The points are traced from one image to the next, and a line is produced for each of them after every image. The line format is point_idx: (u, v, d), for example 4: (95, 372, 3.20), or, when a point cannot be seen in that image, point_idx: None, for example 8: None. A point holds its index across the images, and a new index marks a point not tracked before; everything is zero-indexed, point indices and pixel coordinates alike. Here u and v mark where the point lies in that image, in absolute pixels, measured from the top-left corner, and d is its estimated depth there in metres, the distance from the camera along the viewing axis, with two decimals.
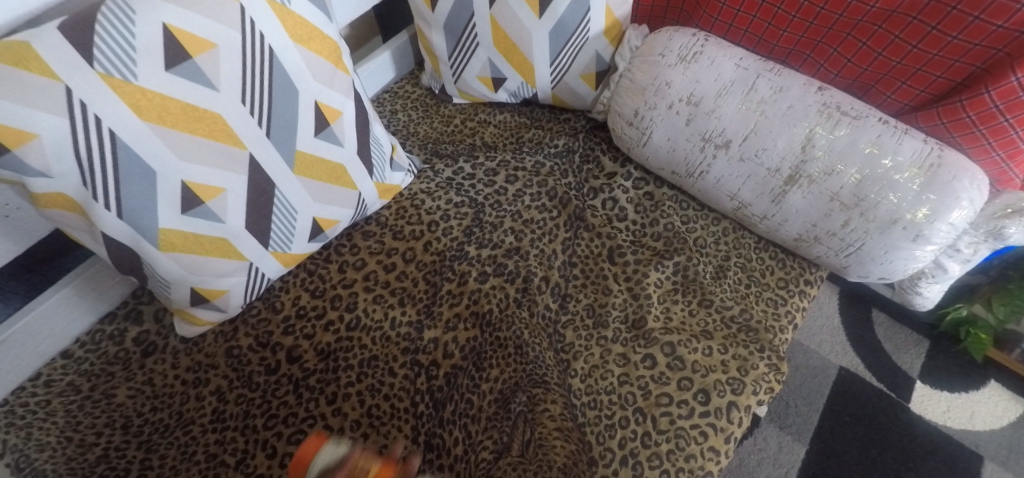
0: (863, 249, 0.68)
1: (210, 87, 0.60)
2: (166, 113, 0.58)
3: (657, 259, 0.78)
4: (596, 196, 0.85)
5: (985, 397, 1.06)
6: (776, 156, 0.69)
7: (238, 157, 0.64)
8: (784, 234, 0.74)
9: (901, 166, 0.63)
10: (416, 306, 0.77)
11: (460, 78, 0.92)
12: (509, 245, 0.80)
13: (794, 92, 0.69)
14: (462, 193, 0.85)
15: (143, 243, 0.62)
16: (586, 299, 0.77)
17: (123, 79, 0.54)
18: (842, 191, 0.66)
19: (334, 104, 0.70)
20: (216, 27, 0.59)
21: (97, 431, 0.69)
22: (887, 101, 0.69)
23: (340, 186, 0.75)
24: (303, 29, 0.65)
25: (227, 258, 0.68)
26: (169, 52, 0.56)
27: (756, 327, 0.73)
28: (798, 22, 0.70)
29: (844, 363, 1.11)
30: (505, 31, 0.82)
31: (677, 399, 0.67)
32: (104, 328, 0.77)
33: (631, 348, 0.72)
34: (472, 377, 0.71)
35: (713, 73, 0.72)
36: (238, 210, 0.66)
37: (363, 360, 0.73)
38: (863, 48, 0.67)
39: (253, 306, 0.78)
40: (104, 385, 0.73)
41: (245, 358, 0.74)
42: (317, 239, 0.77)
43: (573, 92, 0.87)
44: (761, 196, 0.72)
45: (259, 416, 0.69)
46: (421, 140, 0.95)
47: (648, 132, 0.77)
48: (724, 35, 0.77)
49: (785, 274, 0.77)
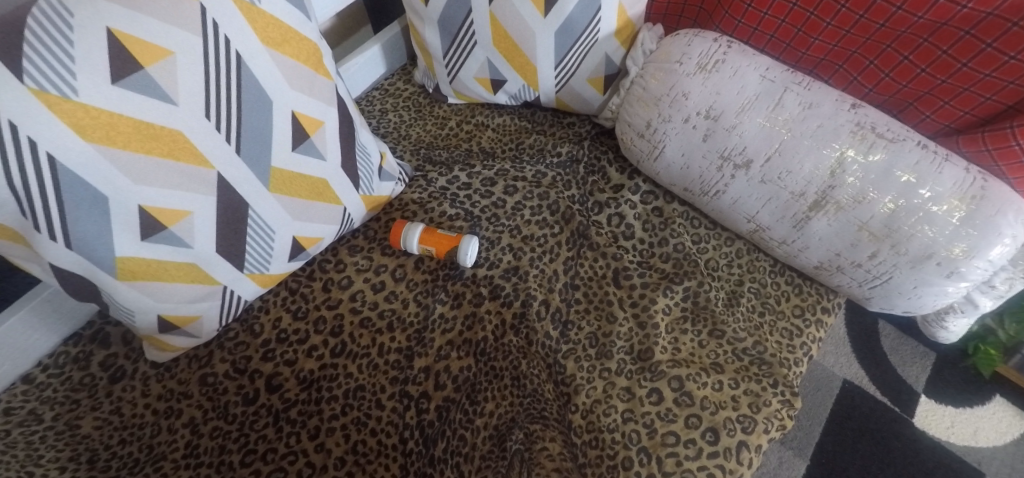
0: (890, 282, 0.62)
1: (167, 100, 0.53)
2: (116, 132, 0.51)
3: (666, 283, 0.73)
4: (601, 210, 0.79)
5: (991, 413, 1.01)
6: (801, 180, 0.63)
7: (204, 176, 0.57)
8: (803, 260, 0.68)
9: (940, 196, 0.57)
10: (406, 331, 0.71)
11: (456, 78, 0.85)
12: (507, 264, 0.75)
13: (825, 109, 0.62)
14: (457, 205, 0.80)
15: (99, 273, 0.56)
16: (589, 327, 0.71)
17: (60, 95, 0.47)
18: (872, 221, 0.60)
19: (314, 113, 0.64)
20: (171, 31, 0.52)
21: (61, 467, 0.63)
22: (925, 121, 0.62)
23: (322, 202, 0.68)
24: (276, 30, 0.59)
25: (197, 283, 0.62)
26: (115, 61, 0.49)
27: (769, 360, 0.67)
28: (833, 30, 0.63)
29: (848, 375, 1.06)
30: (504, 29, 0.75)
31: (684, 439, 0.62)
32: (69, 350, 0.71)
33: (635, 382, 0.66)
34: (465, 411, 0.66)
35: (736, 85, 0.65)
36: (207, 234, 0.60)
37: (349, 391, 0.68)
38: (904, 63, 0.60)
39: (230, 328, 0.72)
40: (68, 414, 0.67)
41: (221, 386, 0.68)
42: (299, 258, 0.70)
43: (579, 97, 0.80)
44: (781, 220, 0.66)
45: (236, 451, 0.64)
46: (414, 144, 0.88)
47: (661, 145, 0.71)
48: (747, 39, 0.70)
49: (801, 301, 0.72)
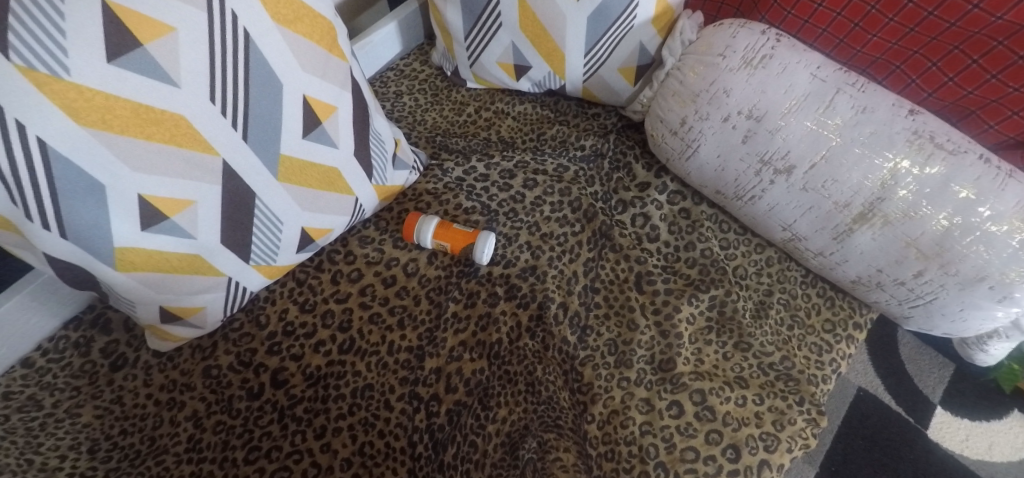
0: (934, 303, 0.58)
1: (168, 82, 0.49)
2: (113, 116, 0.47)
3: (691, 290, 0.69)
4: (625, 210, 0.75)
5: (1007, 427, 0.92)
6: (847, 190, 0.58)
7: (208, 165, 0.54)
8: (840, 273, 0.64)
9: (1001, 215, 0.52)
10: (417, 330, 0.68)
11: (477, 62, 0.80)
12: (524, 263, 0.71)
13: (879, 115, 0.57)
14: (474, 198, 0.76)
15: (97, 264, 0.52)
16: (609, 333, 0.67)
17: (50, 74, 0.43)
18: (922, 238, 0.55)
19: (327, 98, 0.60)
20: (174, 6, 0.48)
21: (60, 455, 0.61)
22: (987, 132, 0.57)
23: (333, 192, 0.65)
24: (289, 7, 0.55)
25: (202, 275, 0.59)
26: (111, 38, 0.45)
27: (796, 376, 0.64)
28: (895, 27, 0.58)
29: (862, 383, 0.97)
30: (533, 11, 0.70)
31: (704, 455, 0.59)
32: (69, 335, 0.69)
33: (655, 393, 0.63)
34: (477, 416, 0.63)
35: (783, 83, 0.60)
36: (212, 225, 0.56)
37: (356, 390, 0.65)
38: (972, 67, 0.55)
39: (235, 318, 0.69)
40: (68, 401, 0.65)
41: (225, 379, 0.66)
42: (307, 249, 0.67)
43: (608, 87, 0.76)
44: (820, 231, 0.62)
45: (239, 448, 0.62)
46: (429, 130, 0.84)
47: (695, 145, 0.66)
48: (795, 32, 0.65)
49: (831, 315, 0.69)
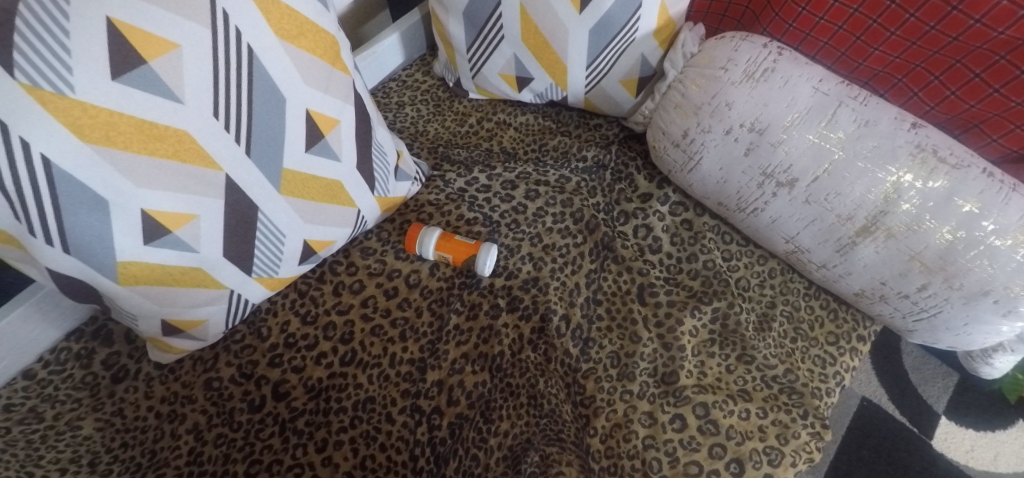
0: (939, 317, 0.58)
1: (172, 98, 0.49)
2: (116, 132, 0.47)
3: (693, 302, 0.69)
4: (628, 221, 0.75)
5: (1012, 438, 0.92)
6: (850, 203, 0.58)
7: (211, 179, 0.54)
8: (843, 286, 0.64)
9: (1005, 229, 0.52)
10: (419, 342, 0.68)
11: (479, 73, 0.80)
12: (526, 275, 0.71)
13: (881, 128, 0.57)
14: (476, 209, 0.76)
15: (99, 278, 0.52)
16: (612, 346, 0.67)
17: (55, 92, 0.44)
18: (926, 251, 0.55)
19: (330, 112, 0.60)
20: (178, 22, 0.48)
21: (61, 468, 0.60)
22: (990, 145, 0.58)
23: (336, 204, 0.65)
24: (292, 22, 0.55)
25: (204, 288, 0.59)
26: (115, 55, 0.45)
27: (800, 389, 0.64)
28: (897, 41, 0.58)
29: (866, 392, 0.97)
30: (536, 24, 0.70)
31: (708, 469, 0.58)
32: (71, 346, 0.69)
33: (658, 406, 0.62)
34: (479, 429, 0.63)
35: (785, 97, 0.60)
36: (214, 238, 0.56)
37: (358, 402, 0.65)
38: (974, 81, 0.55)
39: (236, 330, 0.69)
40: (69, 413, 0.64)
41: (226, 392, 0.66)
42: (309, 261, 0.67)
43: (609, 99, 0.76)
44: (824, 243, 0.62)
45: (240, 461, 0.62)
46: (432, 141, 0.84)
47: (697, 157, 0.66)
48: (797, 45, 0.65)
49: (835, 328, 0.69)
